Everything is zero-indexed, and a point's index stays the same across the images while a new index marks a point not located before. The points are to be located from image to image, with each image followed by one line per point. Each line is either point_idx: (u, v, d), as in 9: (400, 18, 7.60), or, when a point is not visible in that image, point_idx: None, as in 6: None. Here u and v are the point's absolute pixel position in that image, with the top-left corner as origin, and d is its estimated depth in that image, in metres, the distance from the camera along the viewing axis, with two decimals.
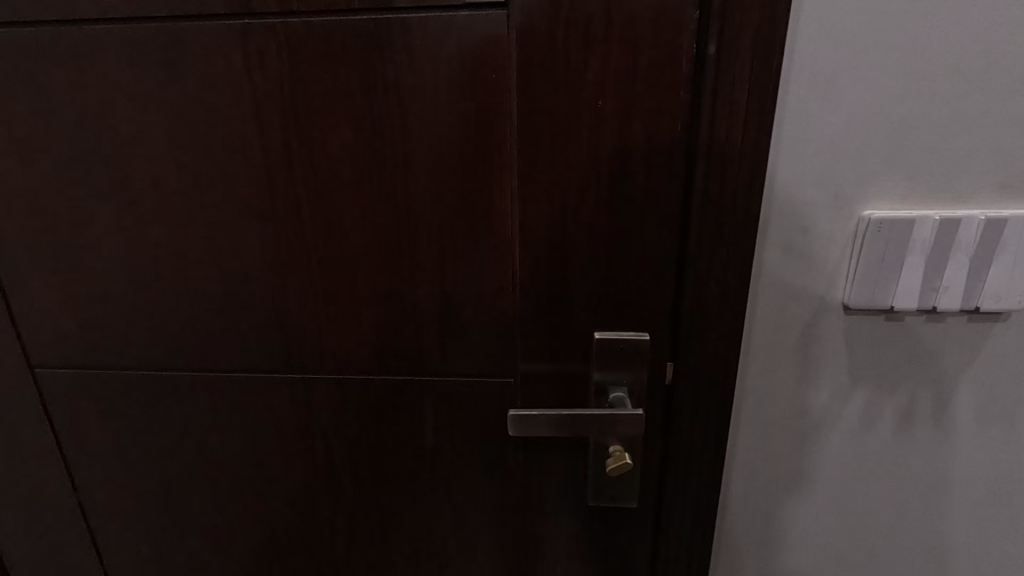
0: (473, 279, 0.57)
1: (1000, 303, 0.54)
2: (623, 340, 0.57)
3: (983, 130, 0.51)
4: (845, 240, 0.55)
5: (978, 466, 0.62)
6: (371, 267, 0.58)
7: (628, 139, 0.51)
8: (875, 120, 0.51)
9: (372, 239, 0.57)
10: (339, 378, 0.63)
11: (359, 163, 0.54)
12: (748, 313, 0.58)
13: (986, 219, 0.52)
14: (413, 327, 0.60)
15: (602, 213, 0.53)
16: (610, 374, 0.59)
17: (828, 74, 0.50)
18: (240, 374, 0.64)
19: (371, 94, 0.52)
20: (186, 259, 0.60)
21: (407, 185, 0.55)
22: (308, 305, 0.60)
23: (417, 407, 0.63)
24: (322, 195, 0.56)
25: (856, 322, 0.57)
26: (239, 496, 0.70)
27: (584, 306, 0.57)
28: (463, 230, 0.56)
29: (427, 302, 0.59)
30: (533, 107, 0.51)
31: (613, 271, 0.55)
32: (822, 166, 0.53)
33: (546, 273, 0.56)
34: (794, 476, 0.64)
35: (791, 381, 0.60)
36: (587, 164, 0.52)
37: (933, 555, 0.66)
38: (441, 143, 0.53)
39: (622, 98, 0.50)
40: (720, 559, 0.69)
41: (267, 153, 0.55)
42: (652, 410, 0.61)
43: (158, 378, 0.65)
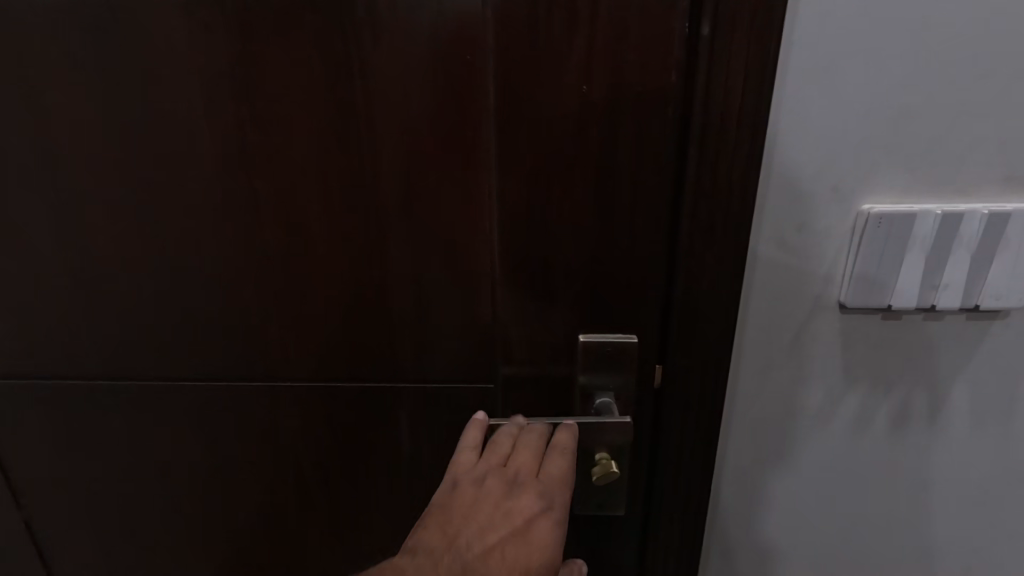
0: (451, 280, 0.54)
1: (1000, 301, 0.52)
2: (609, 343, 0.55)
3: (990, 119, 0.48)
4: (843, 236, 0.52)
5: (971, 466, 0.60)
6: (343, 266, 0.55)
7: (615, 127, 0.47)
8: (877, 107, 0.48)
9: (343, 237, 0.53)
10: (313, 381, 0.60)
11: (326, 154, 0.51)
12: (740, 313, 0.55)
13: (989, 214, 0.49)
14: (388, 330, 0.57)
15: (587, 208, 0.50)
16: (597, 378, 0.57)
17: (828, 58, 0.47)
18: (208, 378, 0.61)
19: (338, 82, 0.48)
20: (143, 257, 0.56)
21: (377, 177, 0.51)
22: (276, 305, 0.57)
23: (395, 410, 0.61)
24: (289, 190, 0.52)
25: (851, 320, 0.55)
26: (212, 502, 0.67)
27: (568, 308, 0.54)
28: (440, 226, 0.52)
29: (403, 303, 0.56)
30: (513, 93, 0.47)
31: (599, 270, 0.52)
32: (819, 158, 0.50)
33: (528, 273, 0.53)
34: (786, 477, 0.63)
35: (784, 381, 0.58)
36: (571, 157, 0.48)
37: (923, 555, 0.65)
38: (413, 134, 0.49)
39: (609, 84, 0.46)
40: (709, 560, 0.68)
41: (226, 143, 0.51)
42: (640, 414, 0.59)
43: (120, 384, 0.62)
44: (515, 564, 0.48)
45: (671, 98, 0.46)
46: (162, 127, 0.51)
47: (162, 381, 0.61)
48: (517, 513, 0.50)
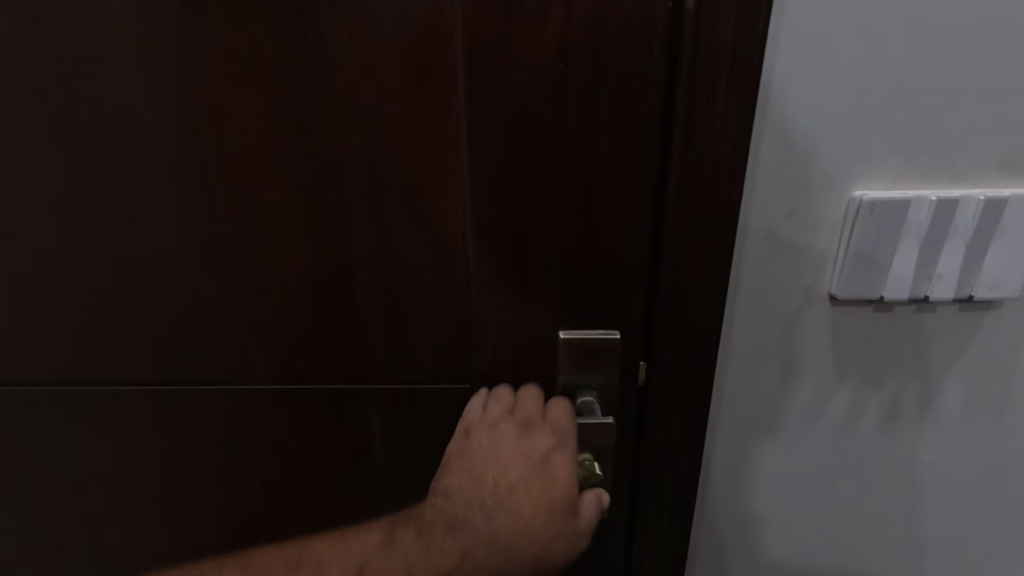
0: (422, 276, 0.51)
1: (995, 291, 0.50)
2: (591, 340, 0.52)
3: (988, 100, 0.45)
4: (834, 225, 0.49)
5: (963, 460, 0.59)
6: (306, 261, 0.51)
7: (595, 109, 0.44)
8: (871, 88, 0.45)
9: (305, 230, 0.50)
10: (278, 383, 0.57)
11: (283, 140, 0.47)
12: (727, 306, 0.53)
13: (985, 200, 0.47)
14: (356, 329, 0.53)
15: (566, 196, 0.46)
16: (578, 377, 0.54)
17: (819, 35, 0.44)
18: (166, 381, 0.57)
19: (294, 60, 0.44)
20: (93, 252, 0.52)
21: (339, 164, 0.47)
22: (235, 303, 0.53)
23: (366, 412, 0.57)
24: (244, 179, 0.48)
25: (842, 313, 0.53)
26: (178, 509, 0.64)
27: (547, 303, 0.51)
28: (409, 217, 0.49)
29: (372, 301, 0.52)
30: (483, 71, 0.43)
31: (579, 263, 0.49)
32: (810, 142, 0.47)
33: (504, 267, 0.49)
34: (775, 474, 0.61)
35: (772, 376, 0.56)
36: (548, 141, 0.45)
37: (912, 551, 0.64)
38: (377, 118, 0.45)
39: (587, 62, 0.43)
40: (697, 560, 0.67)
41: (175, 129, 0.47)
42: (624, 413, 0.56)
43: (74, 387, 0.58)
44: (540, 499, 0.49)
45: (654, 77, 0.43)
46: (102, 110, 0.47)
47: (116, 383, 0.58)
48: (531, 451, 0.51)
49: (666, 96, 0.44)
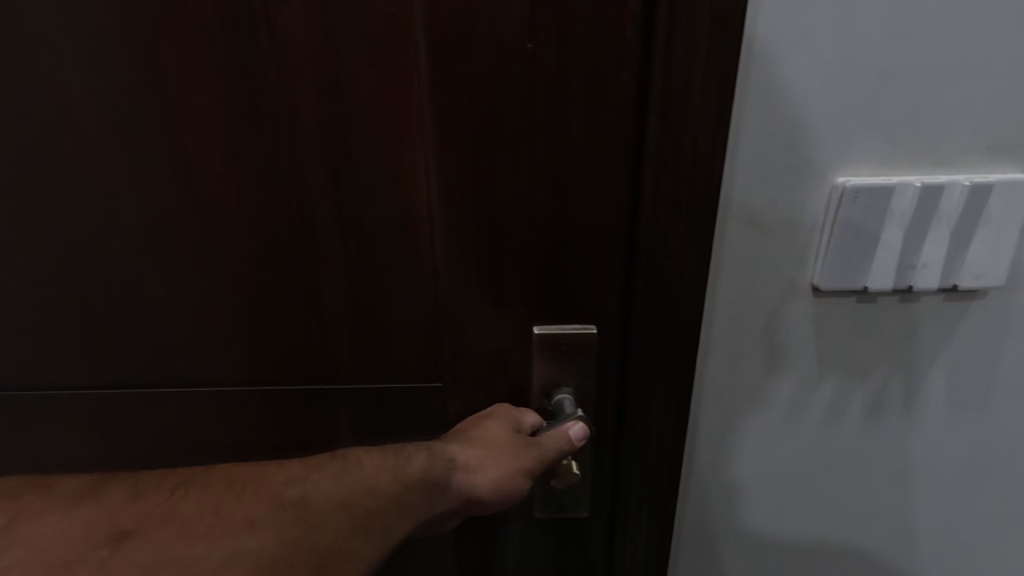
0: (389, 270, 0.48)
1: (980, 280, 0.48)
2: (567, 336, 0.50)
3: (973, 81, 0.44)
4: (817, 213, 0.48)
5: (947, 452, 0.58)
6: (265, 256, 0.48)
7: (566, 92, 0.41)
8: (855, 68, 0.43)
9: (263, 223, 0.47)
10: (240, 384, 0.54)
11: (235, 127, 0.44)
12: (709, 298, 0.51)
13: (971, 185, 0.45)
14: (321, 326, 0.51)
15: (538, 185, 0.44)
16: (555, 374, 0.51)
17: (801, 12, 0.42)
18: (122, 383, 0.54)
19: (243, 39, 0.41)
20: (36, 248, 0.49)
21: (296, 153, 0.44)
22: (190, 301, 0.50)
23: (334, 414, 0.55)
24: (195, 169, 0.45)
25: (826, 304, 0.51)
26: None
27: (519, 298, 0.48)
28: (373, 208, 0.46)
29: (336, 297, 0.50)
30: (447, 52, 0.40)
31: (552, 256, 0.47)
32: (792, 126, 0.45)
33: (475, 260, 0.47)
34: (759, 469, 0.60)
35: (755, 369, 0.54)
36: (517, 126, 0.42)
37: (897, 543, 0.63)
38: (335, 102, 0.43)
39: (556, 41, 0.40)
40: (681, 557, 0.65)
41: (119, 115, 0.44)
42: (602, 409, 0.54)
43: (26, 389, 0.55)
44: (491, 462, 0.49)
45: (626, 57, 0.41)
46: (38, 95, 0.44)
47: (69, 385, 0.55)
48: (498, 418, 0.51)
49: (640, 77, 0.42)
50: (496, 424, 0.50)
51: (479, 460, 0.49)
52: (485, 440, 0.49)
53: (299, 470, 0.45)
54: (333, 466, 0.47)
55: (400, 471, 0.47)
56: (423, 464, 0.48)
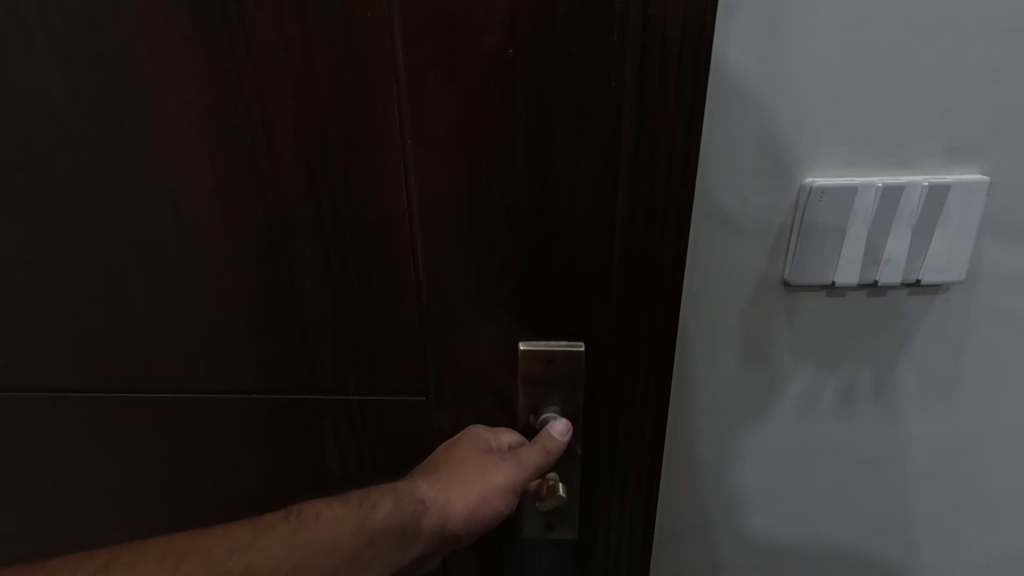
0: (369, 287, 0.47)
1: (941, 275, 0.51)
2: (553, 351, 0.47)
3: (931, 88, 0.46)
4: (786, 215, 0.50)
5: (915, 441, 0.61)
6: (242, 271, 0.47)
7: (550, 97, 0.39)
8: (820, 75, 0.46)
9: (237, 237, 0.45)
10: (216, 399, 0.52)
11: (206, 136, 0.42)
12: (685, 293, 0.54)
13: (929, 185, 0.48)
14: (298, 342, 0.49)
15: (523, 196, 0.42)
16: (541, 391, 0.49)
17: (767, 22, 0.45)
18: (99, 395, 0.53)
19: (212, 44, 0.40)
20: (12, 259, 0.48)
21: (269, 163, 0.43)
22: (165, 314, 0.49)
23: (313, 432, 0.53)
24: (169, 180, 0.44)
25: (796, 298, 0.54)
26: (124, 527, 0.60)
27: (503, 313, 0.46)
28: (351, 223, 0.44)
29: (315, 313, 0.48)
30: (425, 58, 0.39)
31: (538, 269, 0.44)
32: (760, 133, 0.48)
33: (457, 276, 0.45)
34: (737, 458, 0.62)
35: (730, 361, 0.57)
36: (499, 135, 0.40)
37: (872, 530, 0.66)
38: (309, 111, 0.41)
39: (538, 46, 0.38)
40: (663, 544, 0.68)
41: (87, 124, 0.43)
42: (594, 432, 0.51)
43: (5, 401, 0.55)
44: (458, 488, 0.47)
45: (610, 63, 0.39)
46: (11, 104, 0.43)
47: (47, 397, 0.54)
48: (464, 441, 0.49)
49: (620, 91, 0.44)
50: (463, 447, 0.49)
51: (445, 487, 0.48)
52: (456, 464, 0.48)
53: (246, 536, 0.44)
54: (285, 527, 0.45)
55: (361, 520, 0.47)
56: (390, 509, 0.47)
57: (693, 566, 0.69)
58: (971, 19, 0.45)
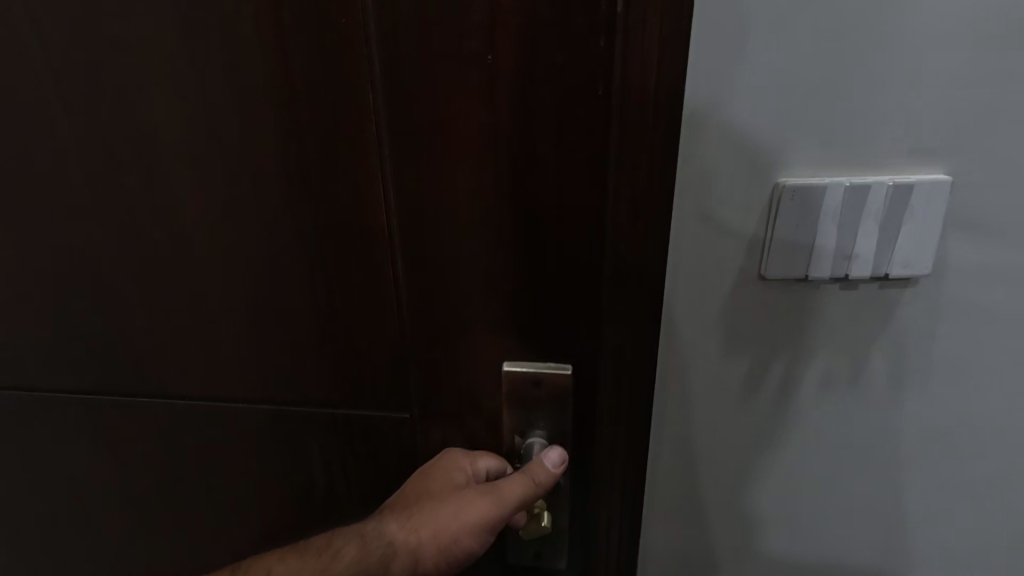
0: (354, 300, 0.47)
1: (908, 269, 0.54)
2: (539, 373, 0.45)
3: (896, 93, 0.49)
4: (761, 212, 0.54)
5: (890, 428, 0.64)
6: (234, 280, 0.48)
7: (532, 110, 0.37)
8: (790, 81, 0.49)
9: (230, 247, 0.46)
10: (213, 403, 0.54)
11: (196, 149, 0.43)
12: (668, 286, 0.58)
13: (894, 184, 0.51)
14: (288, 351, 0.50)
15: (505, 213, 0.40)
16: (528, 413, 0.47)
17: (738, 34, 0.48)
18: (108, 397, 0.55)
19: (202, 58, 0.40)
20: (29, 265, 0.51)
21: (256, 176, 0.43)
22: (164, 321, 0.51)
23: (305, 440, 0.54)
24: (164, 189, 0.45)
25: (773, 290, 0.57)
26: (136, 524, 0.63)
27: (486, 332, 0.44)
28: (335, 236, 0.45)
29: (304, 323, 0.48)
30: (400, 69, 0.37)
31: (520, 290, 0.42)
32: (735, 135, 0.51)
33: (438, 296, 0.44)
34: (721, 444, 0.66)
35: (713, 351, 0.61)
36: (479, 151, 0.38)
37: (852, 514, 0.69)
38: (294, 127, 0.41)
39: (517, 57, 0.36)
40: (653, 525, 0.72)
41: (90, 141, 0.45)
42: (584, 456, 0.49)
43: (26, 400, 0.58)
44: (431, 527, 0.48)
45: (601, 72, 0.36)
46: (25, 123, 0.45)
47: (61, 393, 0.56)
48: (436, 476, 0.48)
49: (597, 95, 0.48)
50: (435, 483, 0.48)
51: (416, 527, 0.48)
52: (425, 503, 0.48)
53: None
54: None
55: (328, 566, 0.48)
56: (357, 554, 0.48)
57: (680, 546, 0.73)
58: (933, 27, 0.48)
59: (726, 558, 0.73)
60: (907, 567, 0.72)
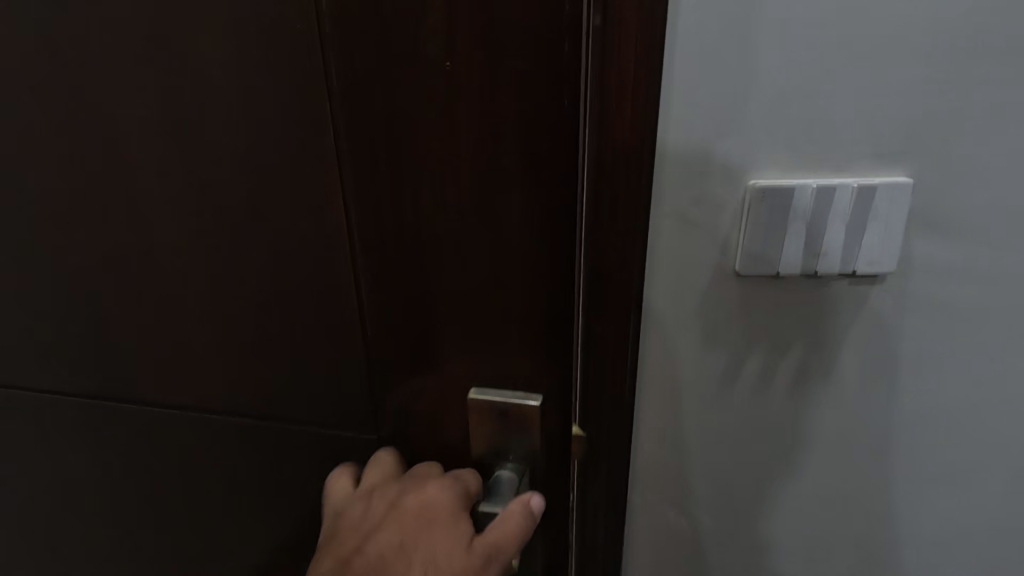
0: (315, 321, 0.45)
1: (874, 266, 0.57)
2: (506, 404, 0.43)
3: (859, 101, 0.53)
4: (734, 212, 0.57)
5: (863, 421, 0.67)
6: (199, 293, 0.47)
7: (492, 120, 0.35)
8: (759, 90, 0.53)
9: (197, 264, 0.45)
10: (185, 415, 0.53)
11: (157, 158, 0.42)
12: (648, 283, 0.61)
13: (859, 186, 0.55)
14: (253, 365, 0.48)
15: (465, 229, 0.38)
16: (495, 447, 0.45)
17: (711, 46, 0.52)
18: (90, 405, 0.55)
19: (165, 69, 0.39)
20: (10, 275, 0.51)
21: (216, 187, 0.42)
22: (135, 331, 0.50)
23: (274, 457, 0.52)
24: (130, 201, 0.44)
25: (748, 287, 0.60)
26: (123, 531, 0.63)
27: (449, 354, 0.42)
28: (295, 250, 0.43)
29: (267, 340, 0.47)
30: (355, 78, 0.35)
31: (483, 310, 0.40)
32: (708, 139, 0.55)
33: (400, 319, 0.42)
34: (702, 435, 0.69)
35: (692, 346, 0.64)
36: (445, 168, 0.36)
37: (828, 503, 0.72)
38: (255, 141, 0.40)
39: (475, 62, 0.33)
40: (638, 513, 0.75)
41: (62, 151, 0.44)
42: (551, 492, 0.47)
43: (18, 406, 0.58)
44: None
45: (569, 81, 0.33)
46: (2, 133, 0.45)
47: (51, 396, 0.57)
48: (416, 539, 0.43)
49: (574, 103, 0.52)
50: (421, 549, 0.43)
51: None
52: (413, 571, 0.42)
53: None
54: None
55: None
56: None
57: (664, 535, 0.76)
58: (892, 39, 0.51)
59: (710, 548, 0.76)
60: (883, 552, 0.75)
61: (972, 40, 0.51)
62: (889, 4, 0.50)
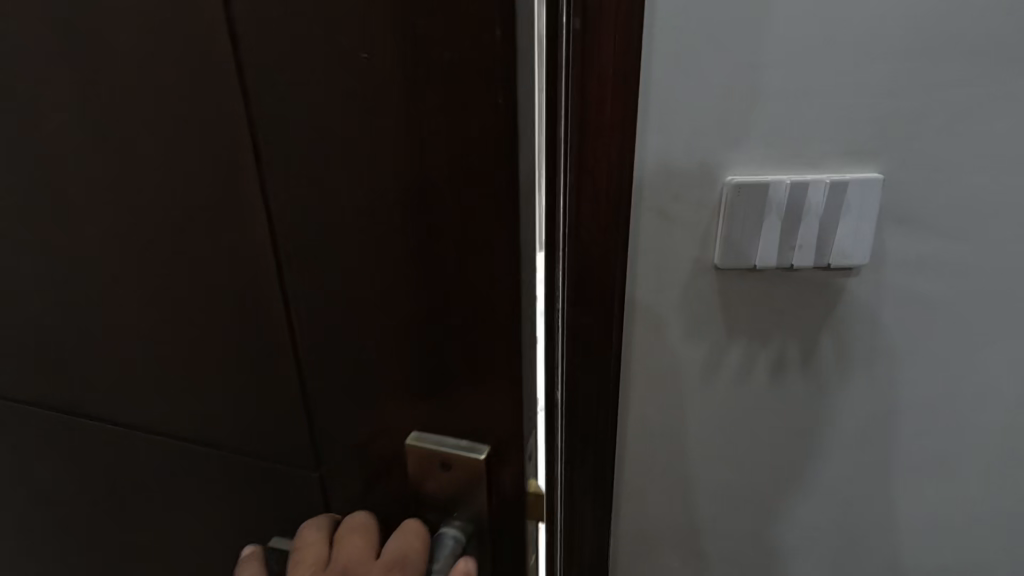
0: (253, 351, 0.42)
1: (848, 259, 0.60)
2: (444, 454, 0.40)
3: (829, 102, 0.56)
4: (713, 209, 0.59)
5: (840, 409, 0.69)
6: (146, 316, 0.45)
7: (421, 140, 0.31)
8: (734, 91, 0.55)
9: (140, 284, 0.43)
10: (140, 441, 0.51)
11: (100, 179, 0.41)
12: (631, 276, 0.63)
13: (831, 183, 0.57)
14: (199, 394, 0.46)
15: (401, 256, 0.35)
16: (438, 495, 0.42)
17: (687, 50, 0.54)
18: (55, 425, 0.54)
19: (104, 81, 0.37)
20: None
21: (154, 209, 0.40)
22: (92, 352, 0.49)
23: (224, 490, 0.50)
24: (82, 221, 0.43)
25: (728, 281, 0.63)
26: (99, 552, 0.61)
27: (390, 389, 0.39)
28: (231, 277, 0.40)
29: (209, 368, 0.44)
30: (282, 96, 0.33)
31: (424, 345, 0.37)
32: (687, 137, 0.57)
33: (340, 346, 0.39)
34: (685, 425, 0.71)
35: (674, 337, 0.66)
36: (375, 181, 0.33)
37: (807, 489, 0.74)
38: (181, 150, 0.37)
39: (401, 75, 0.30)
40: (625, 502, 0.77)
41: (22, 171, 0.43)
42: (501, 549, 0.44)
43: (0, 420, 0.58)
44: None
45: (503, 86, 0.29)
46: None
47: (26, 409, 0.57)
48: None
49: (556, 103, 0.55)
50: None
51: None
52: None
53: None
54: None
55: None
56: None
57: (649, 522, 0.78)
58: (860, 44, 0.54)
59: (694, 535, 0.78)
60: (865, 539, 0.77)
61: (937, 43, 0.54)
62: (859, 9, 0.53)
